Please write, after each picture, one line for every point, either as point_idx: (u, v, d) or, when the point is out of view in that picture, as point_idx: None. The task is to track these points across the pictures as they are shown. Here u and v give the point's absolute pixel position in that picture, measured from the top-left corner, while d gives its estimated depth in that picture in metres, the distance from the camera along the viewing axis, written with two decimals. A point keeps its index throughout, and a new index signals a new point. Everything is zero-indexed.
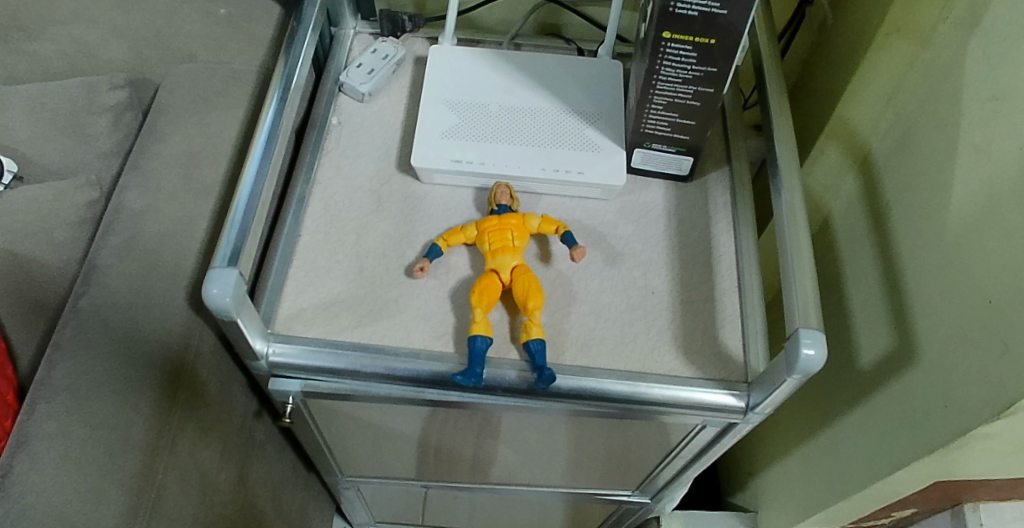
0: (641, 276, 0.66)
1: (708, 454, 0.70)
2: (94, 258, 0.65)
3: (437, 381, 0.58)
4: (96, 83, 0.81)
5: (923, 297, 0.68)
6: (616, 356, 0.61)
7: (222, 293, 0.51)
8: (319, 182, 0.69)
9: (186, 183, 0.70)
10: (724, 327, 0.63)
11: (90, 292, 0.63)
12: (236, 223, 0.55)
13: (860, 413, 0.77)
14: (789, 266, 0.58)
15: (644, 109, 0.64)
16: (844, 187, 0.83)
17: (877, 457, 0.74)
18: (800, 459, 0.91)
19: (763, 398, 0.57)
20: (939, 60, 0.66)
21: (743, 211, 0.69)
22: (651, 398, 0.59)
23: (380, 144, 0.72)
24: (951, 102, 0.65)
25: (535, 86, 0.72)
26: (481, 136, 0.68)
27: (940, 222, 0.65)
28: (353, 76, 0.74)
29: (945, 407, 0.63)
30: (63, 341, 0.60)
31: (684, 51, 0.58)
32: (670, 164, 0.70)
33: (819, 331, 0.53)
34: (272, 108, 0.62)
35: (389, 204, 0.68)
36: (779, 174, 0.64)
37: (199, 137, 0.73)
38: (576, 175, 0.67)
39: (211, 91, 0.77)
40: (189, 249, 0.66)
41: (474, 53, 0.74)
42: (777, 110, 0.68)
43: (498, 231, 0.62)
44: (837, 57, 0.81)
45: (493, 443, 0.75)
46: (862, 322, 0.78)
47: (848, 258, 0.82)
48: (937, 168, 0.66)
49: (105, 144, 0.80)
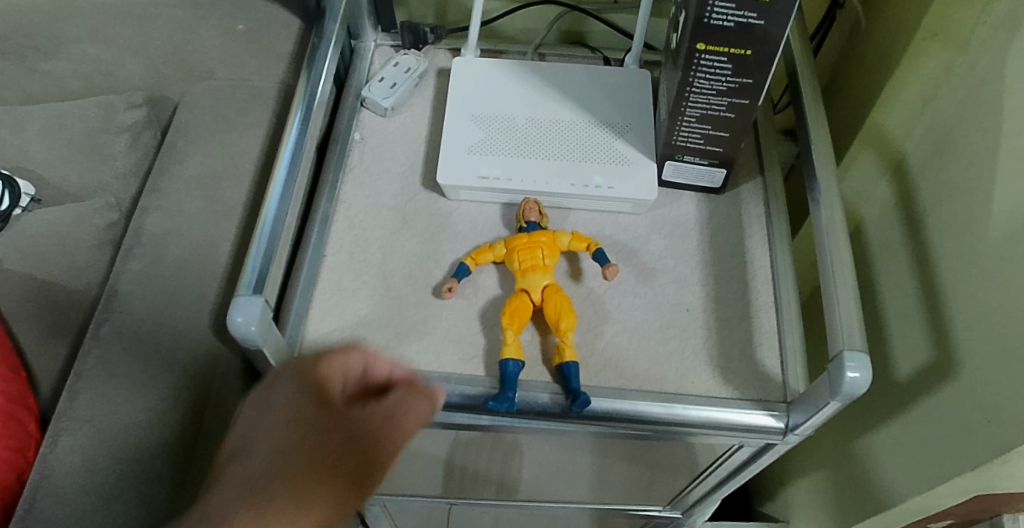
0: (674, 292, 0.64)
1: (743, 474, 0.68)
2: (115, 283, 0.64)
3: (468, 406, 0.57)
4: (113, 102, 0.79)
5: (963, 309, 0.66)
6: (651, 377, 0.60)
7: (246, 322, 0.51)
8: (342, 200, 0.67)
9: (206, 205, 0.68)
10: (761, 345, 0.62)
11: (112, 319, 0.61)
12: (260, 249, 0.55)
13: (898, 427, 0.76)
14: (828, 283, 0.56)
15: (676, 122, 0.62)
16: (876, 193, 0.81)
17: (918, 473, 0.72)
18: (835, 469, 0.89)
19: (804, 419, 0.55)
20: (977, 66, 0.64)
21: (777, 225, 0.67)
22: (688, 420, 0.57)
23: (404, 161, 0.70)
24: (991, 109, 0.62)
25: (562, 97, 0.70)
26: (508, 151, 0.66)
27: (983, 232, 0.63)
28: (375, 91, 0.72)
29: (988, 422, 0.61)
30: (85, 370, 0.59)
31: (718, 63, 0.56)
32: (702, 177, 0.68)
33: (864, 352, 0.51)
34: (295, 127, 0.62)
35: (415, 222, 0.66)
36: (817, 186, 0.62)
37: (220, 157, 0.71)
38: (606, 190, 0.65)
39: (231, 109, 0.75)
40: (212, 273, 0.65)
41: (498, 65, 0.72)
42: (812, 120, 0.66)
43: (527, 249, 0.61)
44: (869, 61, 0.79)
45: (522, 463, 0.74)
46: (899, 332, 0.76)
47: (883, 268, 0.79)
48: (976, 176, 0.64)
49: (124, 164, 0.78)
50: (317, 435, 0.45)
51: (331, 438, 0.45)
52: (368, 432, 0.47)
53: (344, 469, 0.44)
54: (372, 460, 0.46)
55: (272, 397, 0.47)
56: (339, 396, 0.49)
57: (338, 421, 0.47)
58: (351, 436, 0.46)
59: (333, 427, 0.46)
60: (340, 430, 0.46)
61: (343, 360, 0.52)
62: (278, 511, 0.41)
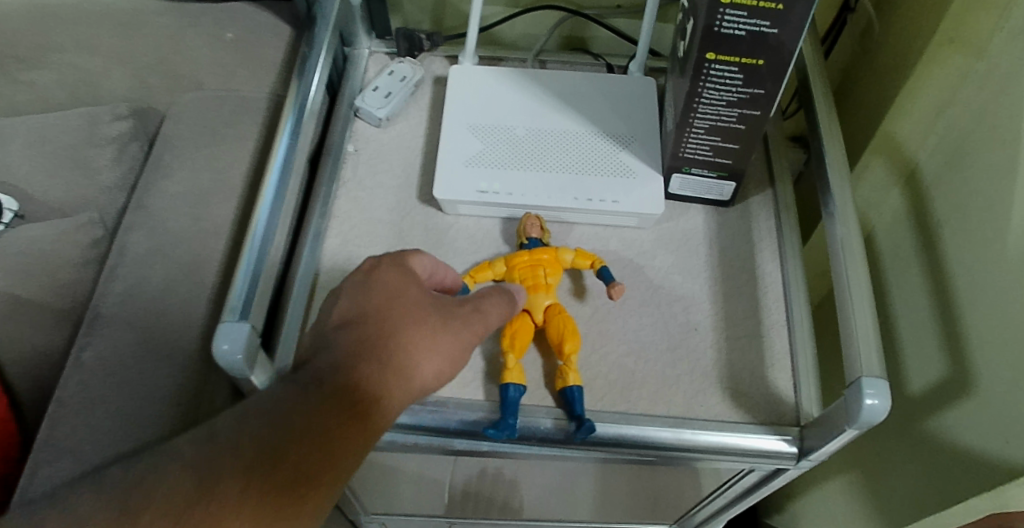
0: (682, 311, 0.62)
1: (753, 495, 0.64)
2: (98, 304, 0.61)
3: (466, 432, 0.55)
4: (97, 113, 0.76)
5: (980, 324, 0.63)
6: (658, 401, 0.57)
7: (232, 349, 0.48)
8: (336, 215, 0.65)
9: (193, 223, 0.66)
10: (773, 366, 0.59)
11: (94, 344, 0.59)
12: (246, 272, 0.53)
13: (907, 446, 0.73)
14: (843, 302, 0.54)
15: (683, 134, 0.60)
16: (888, 203, 0.78)
17: (930, 493, 0.68)
18: (845, 483, 0.86)
19: (818, 445, 0.53)
20: (995, 73, 0.61)
21: (789, 239, 0.65)
22: (696, 445, 0.55)
23: (399, 173, 0.67)
24: (1009, 117, 0.59)
25: (564, 107, 0.67)
26: (507, 163, 0.64)
27: (1003, 245, 0.60)
28: (369, 101, 0.70)
29: (1006, 443, 0.58)
30: (66, 398, 0.56)
31: (729, 73, 0.54)
32: (711, 189, 0.65)
33: (883, 379, 0.49)
34: (285, 139, 0.59)
35: (412, 237, 0.64)
36: (831, 200, 0.59)
37: (208, 172, 0.69)
38: (610, 204, 0.62)
39: (219, 122, 0.73)
40: (199, 295, 0.62)
41: (498, 73, 0.70)
42: (825, 131, 0.63)
43: (528, 268, 0.59)
44: (882, 66, 0.76)
45: (524, 484, 0.71)
46: (912, 346, 0.73)
47: (895, 280, 0.77)
48: (994, 186, 0.61)
49: (109, 178, 0.75)
50: (380, 339, 0.47)
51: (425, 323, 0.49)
52: (424, 348, 0.47)
53: (398, 377, 0.46)
54: (427, 366, 0.47)
55: (351, 291, 0.49)
56: (409, 302, 0.49)
57: (398, 326, 0.47)
58: (411, 347, 0.47)
59: (398, 332, 0.47)
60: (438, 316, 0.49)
61: (423, 268, 0.52)
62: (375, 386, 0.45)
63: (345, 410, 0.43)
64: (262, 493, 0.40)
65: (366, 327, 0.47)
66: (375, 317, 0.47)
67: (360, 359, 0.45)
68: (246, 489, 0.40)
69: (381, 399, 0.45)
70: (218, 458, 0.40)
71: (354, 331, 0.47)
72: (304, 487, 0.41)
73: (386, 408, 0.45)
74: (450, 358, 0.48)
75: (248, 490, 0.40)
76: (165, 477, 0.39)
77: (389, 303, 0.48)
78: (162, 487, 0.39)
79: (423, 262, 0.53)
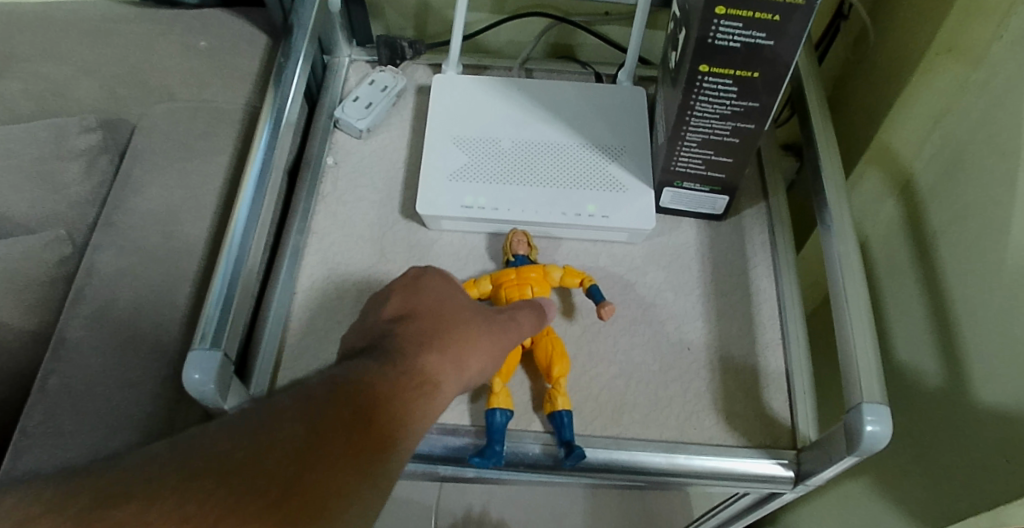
0: (674, 329, 0.60)
1: (745, 517, 0.62)
2: (63, 328, 0.59)
3: (452, 459, 0.52)
4: (65, 126, 0.73)
5: (976, 338, 0.61)
6: (651, 424, 0.55)
7: (203, 380, 0.46)
8: (315, 231, 0.62)
9: (165, 242, 0.63)
10: (768, 387, 0.57)
11: (59, 371, 0.57)
12: (217, 297, 0.49)
13: (898, 464, 0.70)
14: (842, 323, 0.52)
15: (675, 147, 0.58)
16: (883, 213, 0.77)
17: (923, 511, 0.66)
18: (834, 498, 0.83)
19: (816, 470, 0.51)
20: (994, 83, 0.59)
21: (784, 253, 0.63)
22: (689, 470, 0.53)
23: (381, 187, 0.65)
24: (1008, 127, 0.57)
25: (551, 118, 0.65)
26: (493, 177, 0.61)
27: (1001, 257, 0.58)
28: (349, 111, 0.67)
29: (1006, 461, 0.56)
30: (31, 428, 0.54)
31: (722, 86, 0.52)
32: (703, 203, 0.64)
33: (884, 404, 0.47)
34: (263, 143, 0.56)
35: (393, 254, 0.61)
36: (828, 214, 0.57)
37: (180, 188, 0.66)
38: (600, 219, 0.60)
39: (192, 134, 0.70)
40: (171, 318, 0.60)
41: (483, 82, 0.67)
42: (822, 144, 0.62)
43: (515, 287, 0.56)
44: (876, 75, 0.75)
45: None
46: (905, 359, 0.71)
47: (889, 291, 0.75)
48: (993, 197, 0.59)
49: (78, 192, 0.72)
50: (437, 326, 0.49)
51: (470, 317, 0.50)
52: (480, 334, 0.49)
53: (457, 358, 0.48)
54: (479, 354, 0.49)
55: (399, 294, 0.51)
56: (455, 301, 0.51)
57: (451, 319, 0.50)
58: (467, 332, 0.49)
59: (447, 325, 0.49)
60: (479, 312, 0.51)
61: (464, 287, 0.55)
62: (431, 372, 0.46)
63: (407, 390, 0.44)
64: (360, 445, 0.41)
65: (423, 320, 0.49)
66: (428, 312, 0.50)
67: (420, 344, 0.47)
68: (350, 441, 0.41)
69: (443, 378, 0.46)
70: (319, 411, 0.41)
71: (411, 323, 0.49)
72: (392, 447, 0.42)
73: (452, 384, 0.47)
74: (503, 343, 0.50)
75: (351, 442, 0.41)
76: (274, 427, 0.40)
77: (438, 302, 0.51)
78: (279, 434, 0.40)
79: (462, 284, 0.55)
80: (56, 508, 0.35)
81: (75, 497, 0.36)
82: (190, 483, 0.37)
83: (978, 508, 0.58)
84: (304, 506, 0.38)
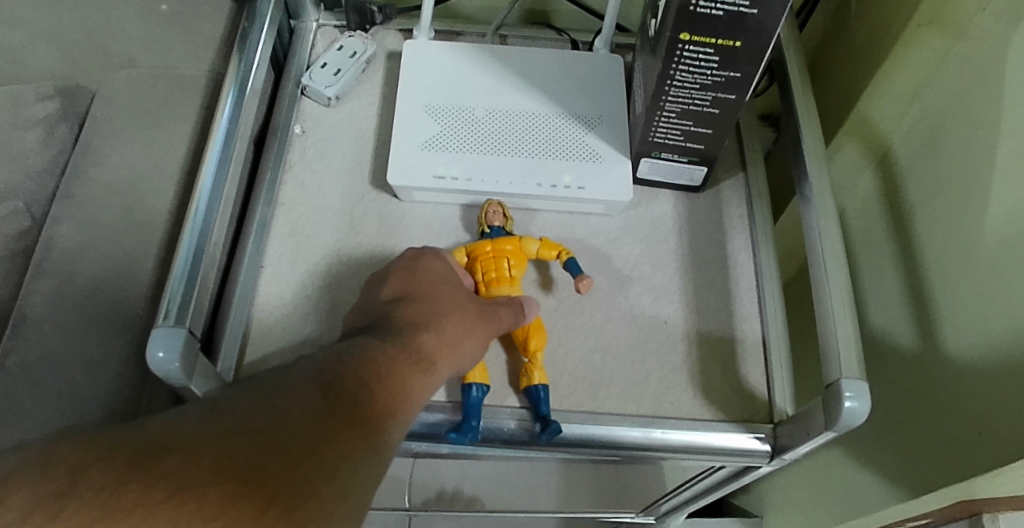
0: (652, 303, 0.59)
1: (721, 488, 0.62)
2: (22, 306, 0.58)
3: (426, 436, 0.51)
4: (22, 93, 0.72)
5: (952, 314, 0.60)
6: (627, 399, 0.54)
7: (169, 358, 0.44)
8: (282, 203, 0.60)
9: (126, 215, 0.62)
10: (745, 361, 0.57)
11: (18, 349, 0.56)
12: (181, 273, 0.48)
13: (873, 438, 0.70)
14: (821, 298, 0.51)
15: (653, 117, 0.56)
16: (860, 186, 0.76)
17: (898, 483, 0.66)
18: (809, 469, 0.84)
19: (793, 445, 0.51)
20: (974, 54, 0.58)
21: (762, 225, 0.62)
22: (665, 445, 0.52)
23: (351, 157, 0.63)
24: (989, 101, 0.56)
25: (527, 86, 0.63)
26: (467, 147, 0.60)
27: (978, 233, 0.58)
28: (317, 79, 0.65)
29: (979, 435, 0.56)
30: None
31: (703, 55, 0.50)
32: (681, 174, 0.62)
33: (863, 380, 0.47)
34: (227, 111, 0.54)
35: (364, 226, 0.60)
36: (807, 187, 0.56)
37: (142, 159, 0.65)
38: (576, 190, 0.59)
39: (154, 103, 0.69)
40: (133, 292, 0.58)
41: (456, 49, 0.65)
42: (802, 114, 0.60)
43: (491, 259, 0.55)
44: (853, 45, 0.73)
45: (488, 479, 0.69)
46: (880, 332, 0.71)
47: (865, 263, 0.75)
48: (972, 171, 0.59)
49: (36, 162, 0.70)
50: (432, 306, 0.48)
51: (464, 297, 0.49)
52: (478, 315, 0.48)
53: (453, 333, 0.47)
54: (477, 335, 0.47)
55: (398, 273, 0.50)
56: (451, 281, 0.50)
57: (449, 300, 0.49)
58: (466, 313, 0.48)
59: (441, 303, 0.48)
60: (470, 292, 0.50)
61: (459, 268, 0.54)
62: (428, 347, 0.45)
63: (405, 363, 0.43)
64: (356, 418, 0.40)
65: (421, 299, 0.48)
66: (426, 293, 0.49)
67: (419, 322, 0.46)
68: (355, 412, 0.40)
69: (439, 354, 0.45)
70: (328, 380, 0.40)
71: (410, 303, 0.48)
72: (391, 422, 0.41)
73: (451, 360, 0.46)
74: (500, 326, 0.49)
75: (358, 413, 0.40)
76: (287, 396, 0.39)
77: (437, 282, 0.50)
78: (287, 403, 0.39)
79: (456, 262, 0.54)
80: (104, 455, 0.34)
81: (122, 444, 0.35)
82: (217, 441, 0.36)
83: (949, 481, 0.59)
84: (319, 470, 0.37)
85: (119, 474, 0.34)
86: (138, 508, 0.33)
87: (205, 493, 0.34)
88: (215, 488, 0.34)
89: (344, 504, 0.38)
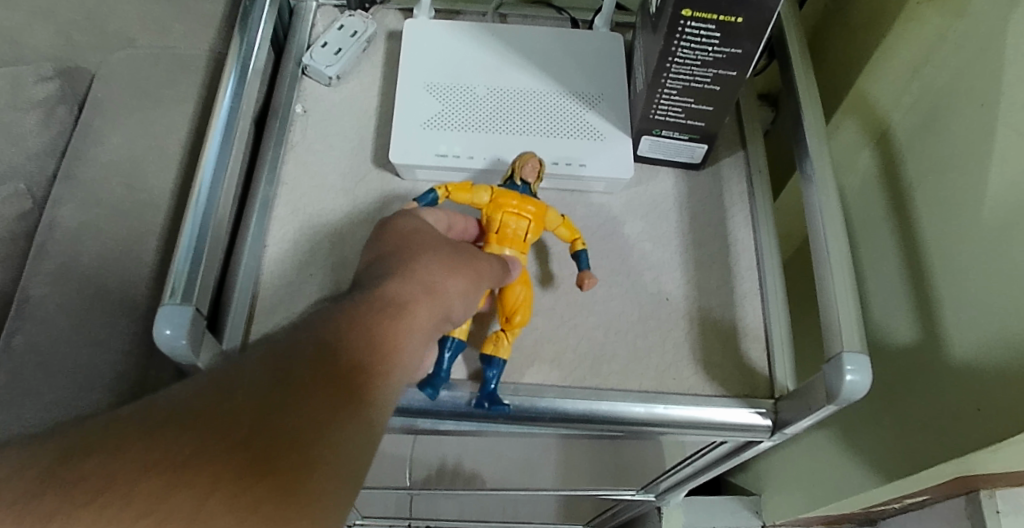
0: (652, 280, 0.59)
1: (721, 464, 0.63)
2: (26, 287, 0.59)
3: (429, 412, 0.51)
4: (20, 74, 0.71)
5: (953, 290, 0.60)
6: (629, 374, 0.55)
7: (175, 334, 0.45)
8: (284, 182, 0.60)
9: (129, 195, 0.62)
10: (746, 336, 0.57)
11: (24, 329, 0.56)
12: (187, 250, 0.48)
13: (870, 415, 0.71)
14: (822, 273, 0.51)
15: (654, 94, 0.56)
16: (859, 164, 0.76)
17: (897, 459, 0.66)
18: (806, 447, 0.84)
19: (793, 419, 0.51)
20: (974, 33, 0.58)
21: (762, 202, 0.62)
22: (667, 420, 0.52)
23: (352, 136, 0.63)
24: (989, 78, 0.56)
25: (527, 64, 0.63)
26: (468, 125, 0.60)
27: (978, 211, 0.58)
28: (317, 58, 0.65)
29: (978, 411, 0.56)
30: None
31: (705, 32, 0.50)
32: (681, 151, 0.62)
33: (864, 354, 0.47)
34: (229, 91, 0.54)
35: (366, 205, 0.60)
36: (808, 164, 0.57)
37: (144, 139, 0.65)
38: (576, 167, 0.59)
39: (154, 83, 0.69)
40: (137, 271, 0.59)
41: (455, 27, 0.65)
42: (803, 91, 0.60)
43: (512, 216, 0.52)
44: (850, 22, 0.73)
45: (490, 456, 0.69)
46: (879, 310, 0.71)
47: (864, 239, 0.75)
48: (972, 149, 0.59)
49: (35, 144, 0.70)
50: (404, 260, 0.44)
51: (439, 249, 0.46)
52: (455, 261, 0.45)
53: (427, 287, 0.43)
54: (453, 283, 0.44)
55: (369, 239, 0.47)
56: (425, 236, 0.47)
57: (413, 257, 0.45)
58: (441, 262, 0.45)
59: (413, 257, 0.45)
60: (450, 244, 0.47)
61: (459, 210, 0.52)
62: (401, 302, 0.41)
63: (371, 320, 0.40)
64: (323, 382, 0.36)
65: (387, 258, 0.45)
66: (395, 250, 0.45)
67: (387, 279, 0.43)
68: (318, 374, 0.37)
69: (412, 306, 0.42)
70: (279, 349, 0.37)
71: (376, 264, 0.44)
72: (361, 383, 0.38)
73: (428, 311, 0.42)
74: (480, 275, 0.46)
75: (322, 374, 0.37)
76: (238, 372, 0.36)
77: (406, 238, 0.46)
78: (237, 379, 0.35)
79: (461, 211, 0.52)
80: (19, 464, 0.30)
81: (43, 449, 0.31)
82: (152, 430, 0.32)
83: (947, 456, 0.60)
84: (273, 448, 0.34)
85: (34, 483, 0.30)
86: (55, 519, 0.29)
87: (135, 487, 0.30)
88: (146, 482, 0.30)
89: (315, 476, 0.34)
